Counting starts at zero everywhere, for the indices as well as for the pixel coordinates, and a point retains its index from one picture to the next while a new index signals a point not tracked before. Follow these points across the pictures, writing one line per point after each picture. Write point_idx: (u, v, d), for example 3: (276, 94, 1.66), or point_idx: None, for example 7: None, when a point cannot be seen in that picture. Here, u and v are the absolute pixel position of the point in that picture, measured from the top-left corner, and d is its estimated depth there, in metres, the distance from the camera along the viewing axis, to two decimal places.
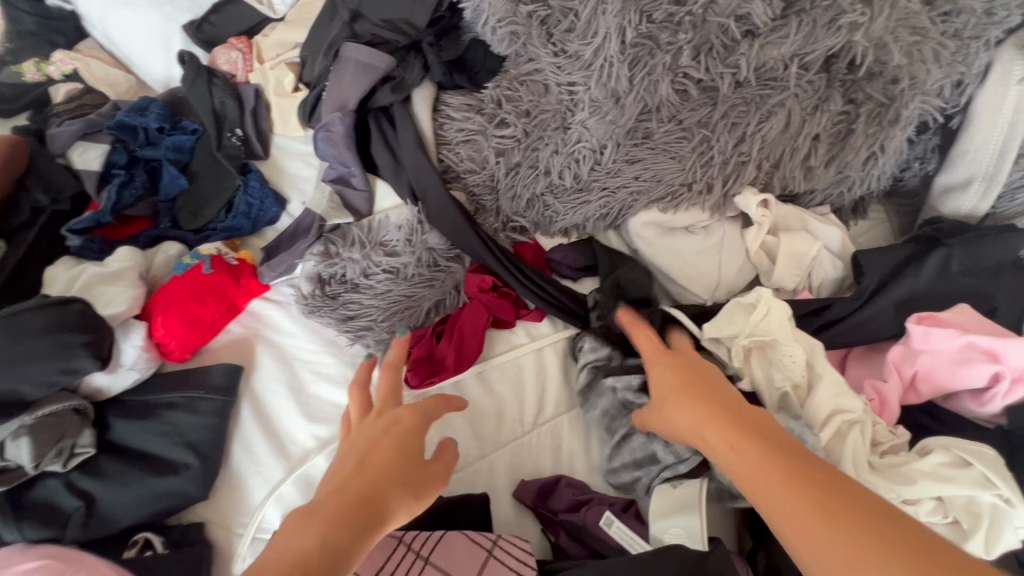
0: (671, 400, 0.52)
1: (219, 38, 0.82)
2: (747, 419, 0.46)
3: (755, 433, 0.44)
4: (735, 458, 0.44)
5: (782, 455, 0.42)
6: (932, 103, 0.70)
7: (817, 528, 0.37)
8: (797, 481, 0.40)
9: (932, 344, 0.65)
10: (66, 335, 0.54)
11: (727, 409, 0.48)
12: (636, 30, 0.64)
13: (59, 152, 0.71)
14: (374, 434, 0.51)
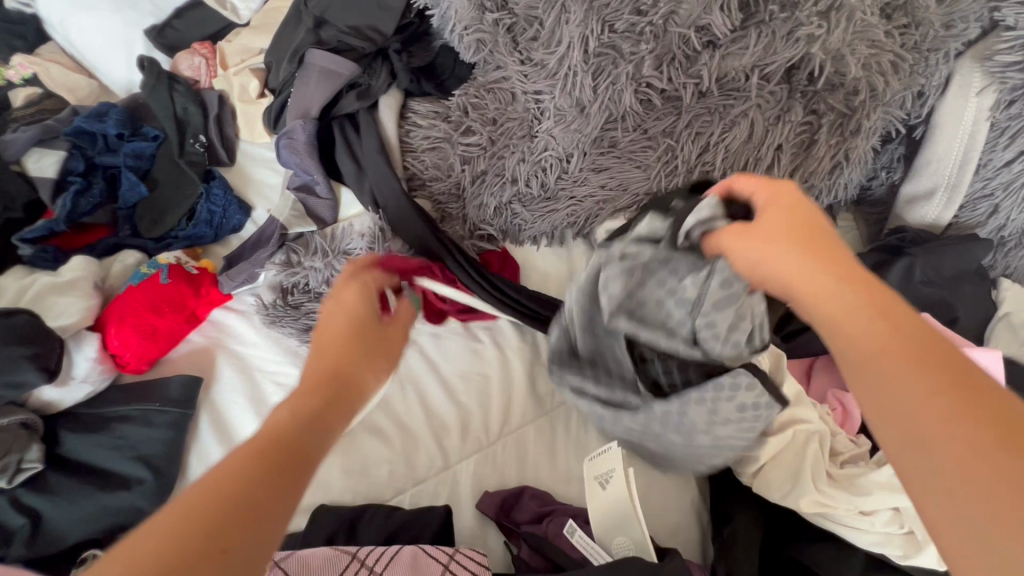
0: (762, 238, 0.41)
1: (182, 43, 0.81)
2: (854, 273, 0.39)
3: (863, 287, 0.38)
4: (839, 306, 0.37)
5: (901, 317, 0.36)
6: (894, 113, 0.71)
7: (932, 390, 0.32)
8: (909, 345, 0.34)
9: None
10: (8, 348, 0.53)
11: (832, 258, 0.39)
12: (599, 40, 0.64)
13: (13, 159, 0.70)
14: (332, 305, 0.49)
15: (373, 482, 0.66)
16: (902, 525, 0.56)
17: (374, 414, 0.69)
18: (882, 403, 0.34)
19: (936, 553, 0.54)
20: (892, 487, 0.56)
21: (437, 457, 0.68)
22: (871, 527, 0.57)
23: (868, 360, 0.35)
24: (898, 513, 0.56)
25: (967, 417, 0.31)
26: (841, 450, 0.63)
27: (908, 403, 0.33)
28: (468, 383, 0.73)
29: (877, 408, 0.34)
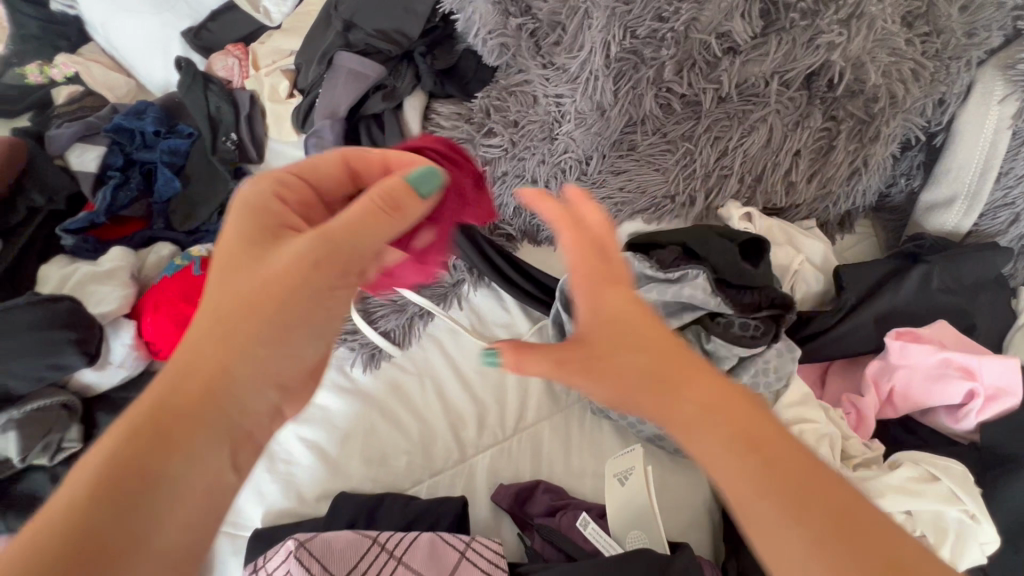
0: (611, 335, 0.42)
1: (217, 44, 0.84)
2: (696, 370, 0.40)
3: (670, 383, 0.40)
4: (705, 395, 0.39)
5: (716, 406, 0.38)
6: (914, 121, 0.71)
7: (783, 488, 0.35)
8: (743, 445, 0.36)
9: (909, 359, 0.66)
10: (53, 332, 0.55)
11: (659, 340, 0.41)
12: (621, 45, 0.65)
13: (57, 153, 0.73)
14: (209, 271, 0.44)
15: (392, 471, 0.68)
16: (914, 529, 0.57)
17: (393, 406, 0.71)
18: (732, 484, 0.36)
19: (948, 557, 0.55)
20: (905, 491, 0.56)
21: (453, 450, 0.70)
22: None
23: (719, 458, 0.36)
24: (910, 516, 0.57)
25: (828, 523, 0.33)
26: (852, 454, 0.63)
27: (775, 491, 0.34)
28: (484, 378, 0.74)
29: (730, 472, 0.36)
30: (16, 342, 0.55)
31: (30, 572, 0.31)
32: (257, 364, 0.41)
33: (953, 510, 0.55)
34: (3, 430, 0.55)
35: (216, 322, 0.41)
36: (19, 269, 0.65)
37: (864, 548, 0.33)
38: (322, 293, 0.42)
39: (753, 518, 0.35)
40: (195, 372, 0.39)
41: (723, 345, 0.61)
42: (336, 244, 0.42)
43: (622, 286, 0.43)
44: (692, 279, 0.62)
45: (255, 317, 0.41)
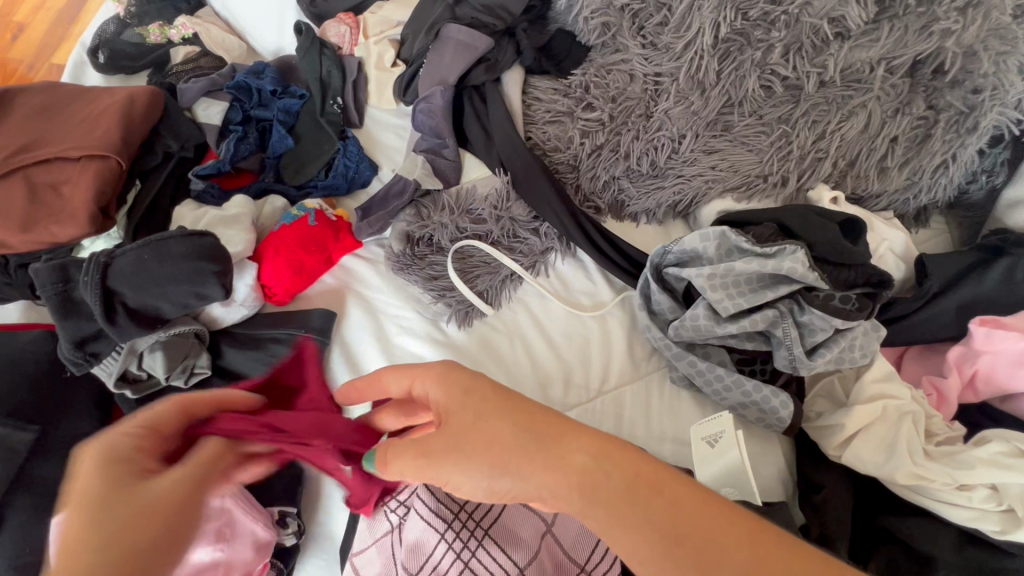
0: (473, 449, 0.39)
1: (329, 12, 0.89)
2: (526, 409, 0.40)
3: (568, 454, 0.37)
4: (580, 496, 0.36)
5: (594, 484, 0.36)
6: (1009, 115, 0.72)
7: (708, 534, 0.33)
8: (620, 493, 0.35)
9: (994, 345, 0.67)
10: (201, 263, 0.59)
11: (524, 426, 0.39)
12: (731, 27, 0.68)
13: (186, 105, 0.78)
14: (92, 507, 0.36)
15: None
16: (1000, 503, 0.59)
17: (484, 362, 0.74)
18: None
19: None
20: (996, 464, 0.59)
21: None
22: (967, 502, 0.60)
23: (623, 523, 0.34)
24: (996, 490, 0.59)
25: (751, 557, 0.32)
26: (936, 432, 0.65)
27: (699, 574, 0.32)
28: (571, 341, 0.76)
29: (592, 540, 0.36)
30: (170, 268, 0.59)
31: None
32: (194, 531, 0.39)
33: None
34: (150, 350, 0.60)
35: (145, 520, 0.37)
36: (154, 207, 0.71)
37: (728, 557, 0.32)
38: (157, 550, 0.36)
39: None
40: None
41: (822, 317, 0.64)
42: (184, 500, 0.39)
43: (465, 422, 0.41)
44: (791, 254, 0.65)
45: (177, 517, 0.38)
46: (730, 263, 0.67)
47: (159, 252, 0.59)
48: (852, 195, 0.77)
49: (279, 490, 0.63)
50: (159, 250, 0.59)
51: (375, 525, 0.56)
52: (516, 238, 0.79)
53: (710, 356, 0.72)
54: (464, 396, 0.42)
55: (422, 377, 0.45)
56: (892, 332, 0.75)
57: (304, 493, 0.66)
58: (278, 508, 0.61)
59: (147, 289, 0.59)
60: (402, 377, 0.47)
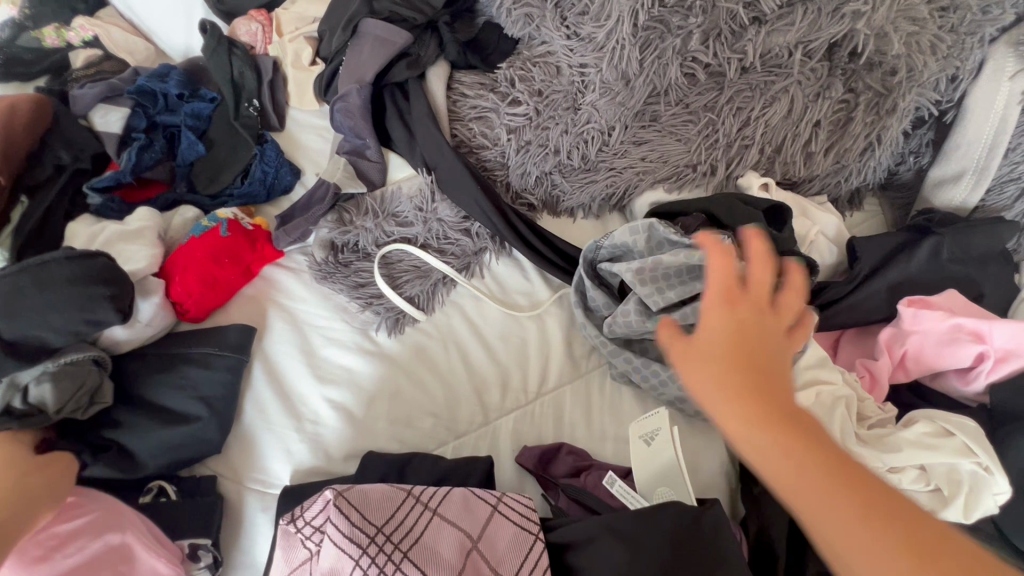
0: (704, 368, 0.41)
1: (239, 10, 0.84)
2: (753, 363, 0.40)
3: (773, 425, 0.38)
4: (780, 468, 0.37)
5: (774, 459, 0.37)
6: (927, 95, 0.73)
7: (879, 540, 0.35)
8: (828, 472, 0.37)
9: (921, 325, 0.68)
10: (91, 288, 0.56)
11: (748, 359, 0.40)
12: (649, 14, 0.66)
13: (81, 113, 0.73)
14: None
15: (418, 431, 0.69)
16: (928, 482, 0.59)
17: (419, 370, 0.71)
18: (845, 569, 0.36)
19: (961, 508, 0.57)
20: (921, 445, 0.58)
21: (478, 413, 0.71)
22: (898, 485, 0.59)
23: (821, 508, 0.36)
24: (924, 471, 0.59)
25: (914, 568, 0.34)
26: (868, 415, 0.65)
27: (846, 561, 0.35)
28: (507, 343, 0.74)
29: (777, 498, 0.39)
30: (51, 294, 0.55)
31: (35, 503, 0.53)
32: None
33: (967, 463, 0.57)
34: (37, 382, 0.56)
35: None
36: (44, 225, 0.65)
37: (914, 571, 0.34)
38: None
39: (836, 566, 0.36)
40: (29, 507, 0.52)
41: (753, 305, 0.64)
42: None
43: (701, 349, 0.41)
44: (722, 243, 0.64)
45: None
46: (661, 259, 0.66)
47: (39, 278, 0.55)
48: (782, 180, 0.76)
49: (189, 523, 0.59)
50: (40, 276, 0.55)
51: (291, 554, 0.53)
52: (446, 240, 0.76)
53: (646, 351, 0.71)
54: (721, 328, 0.41)
55: (716, 263, 0.42)
56: (829, 317, 0.74)
57: (224, 522, 0.62)
58: (189, 542, 0.58)
59: (28, 317, 0.55)
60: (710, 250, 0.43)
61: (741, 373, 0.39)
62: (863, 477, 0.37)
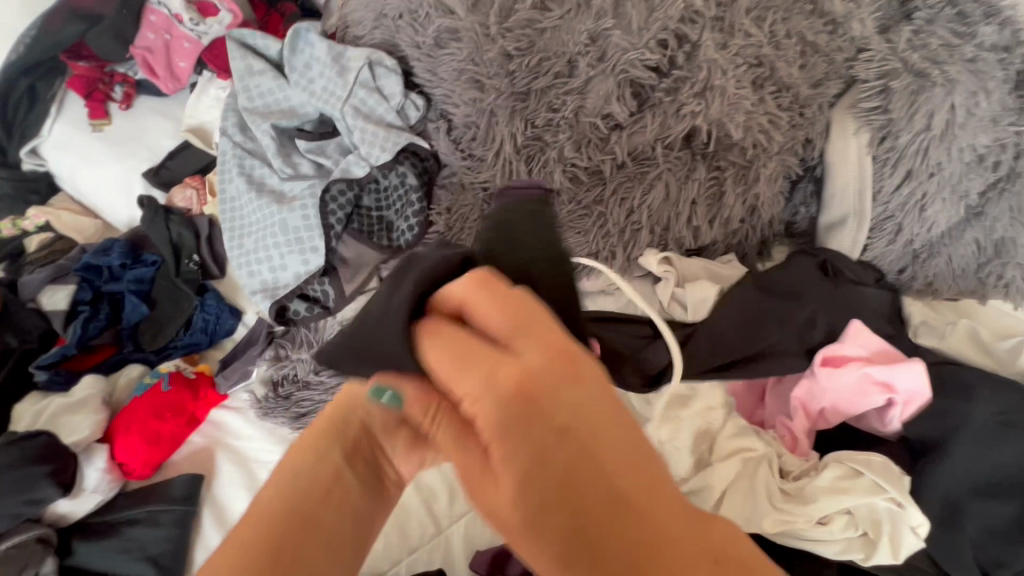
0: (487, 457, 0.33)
1: (175, 178, 0.91)
2: (511, 394, 0.32)
3: (584, 532, 0.30)
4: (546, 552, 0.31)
5: (552, 526, 0.31)
6: (789, 159, 0.81)
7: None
8: (603, 533, 0.30)
9: (831, 380, 0.66)
10: (32, 469, 0.65)
11: (504, 406, 0.32)
12: (525, 135, 0.75)
13: (30, 297, 0.81)
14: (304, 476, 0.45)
15: (370, 555, 0.70)
16: (857, 526, 0.60)
17: None
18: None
19: (889, 549, 0.58)
20: (836, 491, 0.60)
21: (429, 524, 0.72)
22: (832, 536, 0.60)
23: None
24: (851, 515, 0.60)
25: None
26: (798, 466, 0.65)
27: None
28: None
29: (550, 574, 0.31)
30: (1, 481, 0.65)
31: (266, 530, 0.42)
32: None
33: (881, 501, 0.58)
34: None
35: (358, 410, 0.48)
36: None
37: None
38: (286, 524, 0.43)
39: None
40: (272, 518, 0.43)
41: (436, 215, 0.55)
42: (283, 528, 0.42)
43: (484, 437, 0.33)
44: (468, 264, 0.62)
45: (337, 445, 0.47)
46: (362, 125, 0.81)
47: None
48: (683, 249, 0.83)
49: None
50: None
51: None
52: None
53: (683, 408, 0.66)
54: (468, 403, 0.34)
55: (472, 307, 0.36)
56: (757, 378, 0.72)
57: None
58: None
59: None
60: (435, 352, 0.36)
61: (547, 435, 0.32)
62: (658, 505, 0.30)
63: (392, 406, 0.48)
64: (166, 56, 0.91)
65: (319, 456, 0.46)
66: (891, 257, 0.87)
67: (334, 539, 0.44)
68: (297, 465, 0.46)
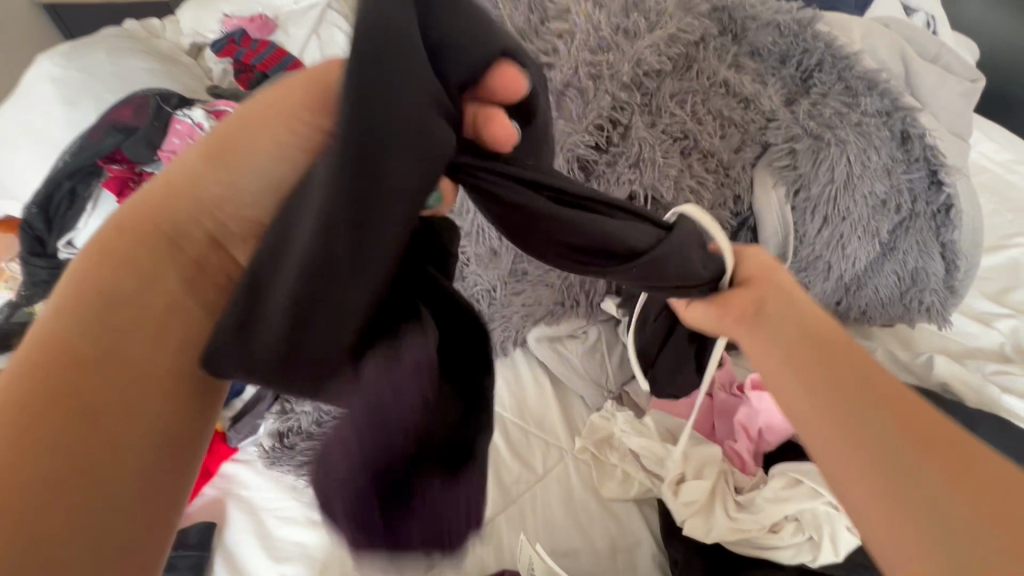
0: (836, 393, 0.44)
1: None
2: (895, 396, 0.43)
3: (905, 451, 0.40)
4: (855, 462, 0.41)
5: (884, 448, 0.40)
6: (722, 213, 0.95)
7: (903, 450, 0.40)
8: (902, 437, 0.41)
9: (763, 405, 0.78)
10: None
11: (848, 361, 0.46)
12: None
13: None
14: (104, 307, 0.45)
15: None
16: (804, 532, 0.68)
17: None
18: (799, 427, 0.46)
19: (830, 551, 0.66)
20: (778, 499, 0.69)
21: None
22: (781, 541, 0.68)
23: (893, 481, 0.39)
24: (798, 522, 0.68)
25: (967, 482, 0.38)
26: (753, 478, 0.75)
27: (892, 528, 0.38)
28: None
29: (863, 489, 0.40)
30: None
31: (31, 380, 0.41)
32: (102, 487, 0.40)
33: (820, 503, 0.67)
34: None
35: (199, 207, 0.49)
36: None
37: (935, 471, 0.39)
38: (70, 369, 0.42)
39: (886, 557, 0.38)
40: (54, 338, 0.43)
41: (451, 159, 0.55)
42: (75, 354, 0.42)
43: (821, 400, 0.45)
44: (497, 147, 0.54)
45: (147, 241, 0.48)
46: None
47: None
48: None
49: None
50: None
51: None
52: None
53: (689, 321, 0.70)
54: (836, 373, 0.46)
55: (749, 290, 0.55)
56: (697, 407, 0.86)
57: None
58: None
59: None
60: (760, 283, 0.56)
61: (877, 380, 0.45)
62: (911, 411, 0.42)
63: (275, 163, 0.48)
64: None
65: (150, 264, 0.47)
66: (826, 291, 0.99)
67: (159, 350, 0.45)
68: (96, 277, 0.45)
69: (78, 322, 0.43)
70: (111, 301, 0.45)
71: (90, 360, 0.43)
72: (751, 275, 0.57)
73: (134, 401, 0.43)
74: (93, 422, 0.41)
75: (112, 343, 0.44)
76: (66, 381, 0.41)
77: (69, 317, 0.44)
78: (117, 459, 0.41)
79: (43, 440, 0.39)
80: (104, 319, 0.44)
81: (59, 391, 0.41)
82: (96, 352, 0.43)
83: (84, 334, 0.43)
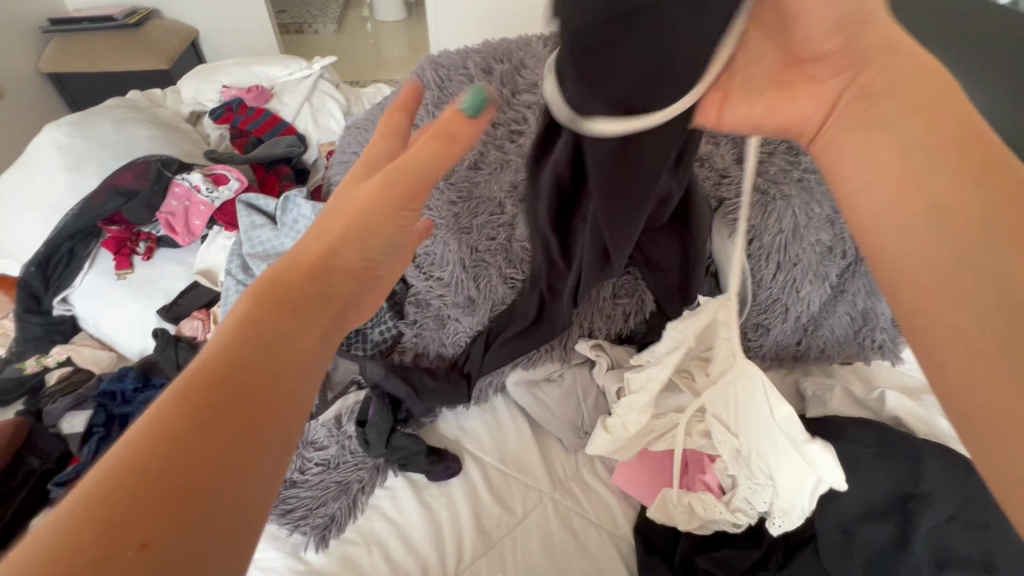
0: (915, 187, 0.43)
1: (185, 311, 1.08)
2: (988, 170, 0.41)
3: (1007, 234, 0.39)
4: (923, 248, 0.42)
5: (963, 236, 0.40)
6: None
7: (985, 219, 0.40)
8: (988, 213, 0.40)
9: None
10: None
11: (939, 149, 0.43)
12: (471, 257, 0.93)
13: (52, 423, 0.96)
14: (255, 327, 0.45)
15: None
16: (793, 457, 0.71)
17: None
18: (886, 233, 0.44)
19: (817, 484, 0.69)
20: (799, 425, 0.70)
21: None
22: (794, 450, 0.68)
23: (948, 262, 0.40)
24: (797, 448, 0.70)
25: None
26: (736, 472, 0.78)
27: (923, 304, 0.41)
28: (424, 532, 0.86)
29: (921, 270, 0.42)
30: None
31: (201, 395, 0.40)
32: (225, 523, 0.37)
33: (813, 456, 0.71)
34: None
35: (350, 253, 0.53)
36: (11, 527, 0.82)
37: (998, 257, 0.39)
38: (237, 376, 0.42)
39: (910, 305, 0.42)
40: (227, 356, 0.43)
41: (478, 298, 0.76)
42: (233, 374, 0.42)
43: (929, 186, 0.42)
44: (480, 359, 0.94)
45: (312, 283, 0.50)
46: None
47: None
48: (610, 336, 1.00)
49: None
50: None
51: None
52: (357, 456, 0.93)
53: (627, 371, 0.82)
54: (925, 141, 0.43)
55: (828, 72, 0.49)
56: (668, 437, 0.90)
57: None
58: None
59: None
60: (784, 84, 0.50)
61: (1005, 173, 0.41)
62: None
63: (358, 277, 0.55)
64: (185, 218, 1.14)
65: (297, 310, 0.48)
66: (786, 331, 1.06)
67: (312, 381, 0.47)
68: (264, 315, 0.46)
69: (261, 343, 0.45)
70: (265, 322, 0.46)
71: (258, 378, 0.43)
72: (874, 44, 0.46)
73: (276, 415, 0.43)
74: (254, 423, 0.41)
75: (269, 362, 0.44)
76: (206, 404, 0.40)
77: (246, 333, 0.45)
78: (247, 476, 0.39)
79: (207, 452, 0.38)
80: (268, 338, 0.45)
81: (209, 432, 0.39)
82: (262, 363, 0.44)
83: (258, 352, 0.44)
